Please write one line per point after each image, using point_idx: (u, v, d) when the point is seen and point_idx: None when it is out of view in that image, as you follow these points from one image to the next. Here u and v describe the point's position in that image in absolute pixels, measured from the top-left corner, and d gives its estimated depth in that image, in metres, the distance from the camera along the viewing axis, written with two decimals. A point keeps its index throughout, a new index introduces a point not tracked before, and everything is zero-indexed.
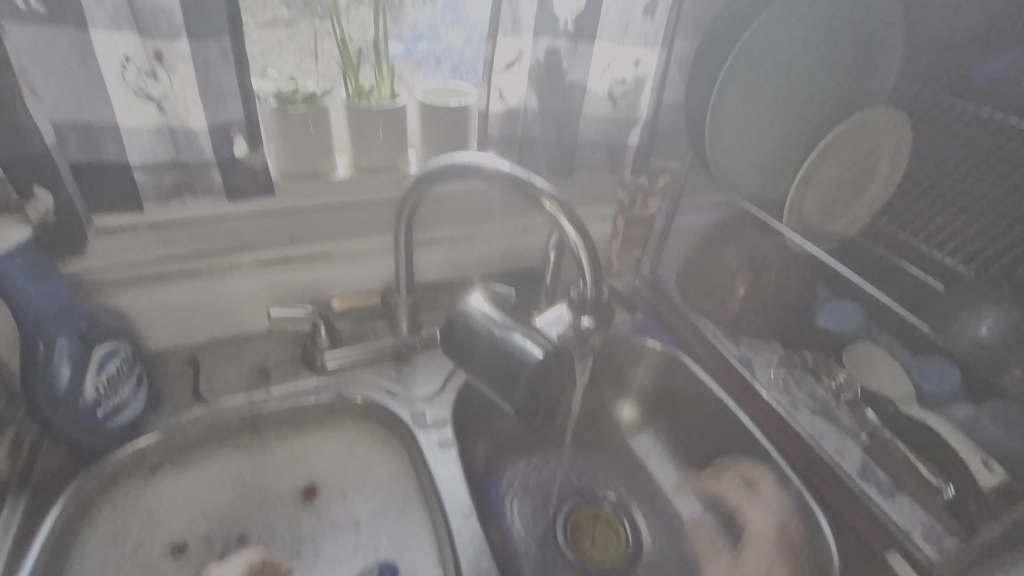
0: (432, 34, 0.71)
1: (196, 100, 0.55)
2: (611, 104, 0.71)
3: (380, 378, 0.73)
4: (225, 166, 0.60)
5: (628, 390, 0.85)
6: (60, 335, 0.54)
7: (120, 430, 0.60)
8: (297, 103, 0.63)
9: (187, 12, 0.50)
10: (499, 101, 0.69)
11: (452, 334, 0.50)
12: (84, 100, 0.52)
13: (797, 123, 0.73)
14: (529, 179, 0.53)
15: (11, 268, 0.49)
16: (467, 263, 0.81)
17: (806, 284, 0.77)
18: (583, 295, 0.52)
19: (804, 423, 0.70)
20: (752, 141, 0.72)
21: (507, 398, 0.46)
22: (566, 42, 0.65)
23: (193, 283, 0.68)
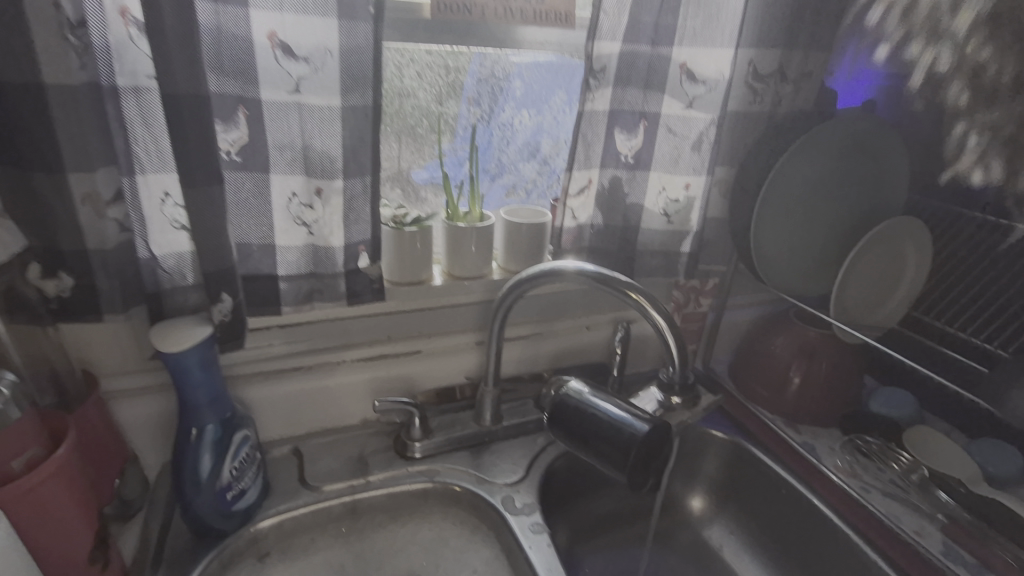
0: (514, 167, 0.87)
1: (340, 224, 0.68)
2: (666, 219, 0.83)
3: (468, 466, 0.78)
4: (351, 276, 0.71)
5: (697, 480, 0.88)
6: (209, 423, 0.62)
7: (240, 514, 0.65)
8: (408, 225, 0.75)
9: (345, 158, 0.64)
10: (573, 221, 0.80)
11: (561, 414, 0.59)
12: (254, 225, 0.65)
13: (823, 233, 0.87)
14: (616, 277, 0.63)
15: (189, 359, 0.59)
16: (540, 358, 0.90)
17: (856, 372, 0.84)
18: (673, 378, 0.62)
19: (880, 506, 0.73)
20: (788, 249, 0.86)
21: (620, 468, 0.54)
22: (626, 171, 0.79)
23: (307, 377, 0.77)
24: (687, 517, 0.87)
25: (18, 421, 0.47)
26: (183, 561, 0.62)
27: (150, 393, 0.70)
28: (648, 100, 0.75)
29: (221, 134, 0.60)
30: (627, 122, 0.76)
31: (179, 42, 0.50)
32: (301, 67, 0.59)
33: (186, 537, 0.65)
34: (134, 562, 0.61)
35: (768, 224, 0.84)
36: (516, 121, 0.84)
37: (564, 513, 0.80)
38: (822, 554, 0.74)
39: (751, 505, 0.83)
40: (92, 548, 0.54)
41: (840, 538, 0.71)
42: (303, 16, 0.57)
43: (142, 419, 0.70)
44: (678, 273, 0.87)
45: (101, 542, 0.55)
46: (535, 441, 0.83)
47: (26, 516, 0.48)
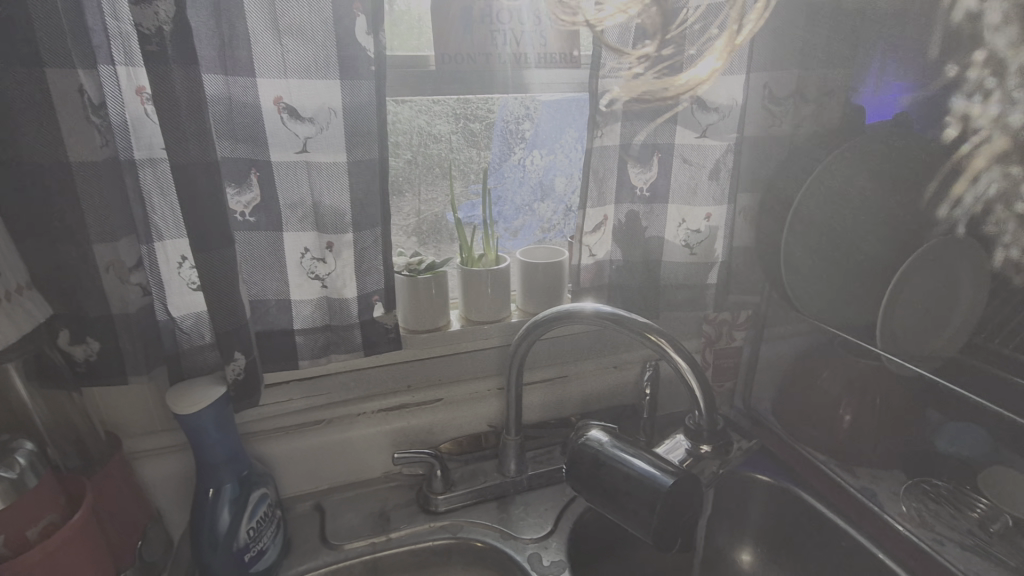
0: (529, 209, 0.86)
1: (352, 275, 0.68)
2: (688, 251, 0.79)
3: (493, 520, 0.75)
4: (365, 326, 0.71)
5: (743, 530, 0.81)
6: (227, 482, 0.62)
7: (258, 575, 0.64)
8: (422, 272, 0.75)
9: (354, 212, 0.65)
10: (589, 257, 0.78)
11: (579, 468, 0.55)
12: (270, 282, 0.66)
13: (862, 257, 0.80)
14: (630, 317, 0.60)
15: (204, 418, 0.59)
16: (566, 401, 0.86)
17: (916, 407, 0.77)
18: (699, 424, 0.57)
19: (956, 559, 0.65)
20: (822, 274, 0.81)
21: (644, 527, 0.50)
22: (643, 205, 0.77)
23: (327, 430, 0.77)
24: (735, 572, 0.80)
25: (34, 488, 0.48)
26: None
27: (174, 452, 0.70)
28: (660, 131, 0.73)
29: (234, 197, 0.61)
30: (639, 156, 0.74)
31: (190, 115, 0.52)
32: (307, 127, 0.61)
33: None
34: None
35: (798, 249, 0.80)
36: (527, 162, 0.84)
37: (595, 567, 0.74)
38: None
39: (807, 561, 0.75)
40: None
41: None
42: (306, 80, 0.59)
43: (165, 478, 0.70)
44: (706, 306, 0.83)
45: None
46: (563, 491, 0.79)
47: None
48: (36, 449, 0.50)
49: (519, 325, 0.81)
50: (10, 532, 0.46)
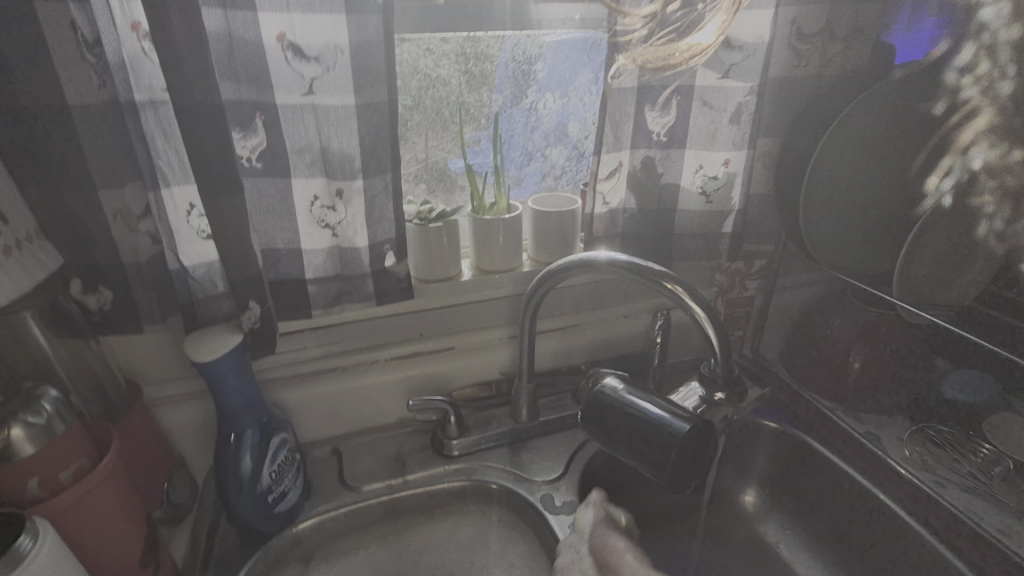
0: (541, 155, 0.84)
1: (363, 224, 0.67)
2: (704, 199, 0.78)
3: (506, 464, 0.77)
4: (378, 276, 0.70)
5: (747, 473, 0.84)
6: (248, 428, 0.63)
7: (282, 515, 0.66)
8: (433, 221, 0.73)
9: (364, 157, 0.63)
10: (604, 206, 0.76)
11: (594, 413, 0.56)
12: (279, 231, 0.65)
13: (882, 204, 0.78)
14: (646, 264, 0.59)
15: (223, 367, 0.59)
16: (576, 350, 0.87)
17: (927, 356, 0.77)
18: (714, 372, 0.58)
19: (956, 502, 0.67)
20: (841, 223, 0.79)
21: (658, 470, 0.51)
22: (659, 150, 0.74)
23: (341, 378, 0.77)
24: (739, 512, 0.83)
25: (63, 435, 0.49)
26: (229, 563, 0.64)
27: (193, 399, 0.72)
28: (680, 71, 0.70)
29: (240, 141, 0.59)
30: (657, 98, 0.71)
31: (191, 53, 0.50)
32: (313, 67, 0.58)
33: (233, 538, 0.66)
34: (185, 564, 0.62)
35: (820, 197, 0.77)
36: (540, 105, 0.80)
37: None
38: (892, 554, 0.69)
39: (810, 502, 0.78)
40: (143, 552, 0.56)
41: (911, 540, 0.66)
42: (310, 15, 0.56)
43: (186, 424, 0.72)
44: (720, 255, 0.82)
45: (152, 546, 0.57)
46: (574, 436, 0.81)
47: (78, 525, 0.49)
48: (60, 396, 0.51)
49: (531, 274, 0.80)
50: (43, 475, 0.48)
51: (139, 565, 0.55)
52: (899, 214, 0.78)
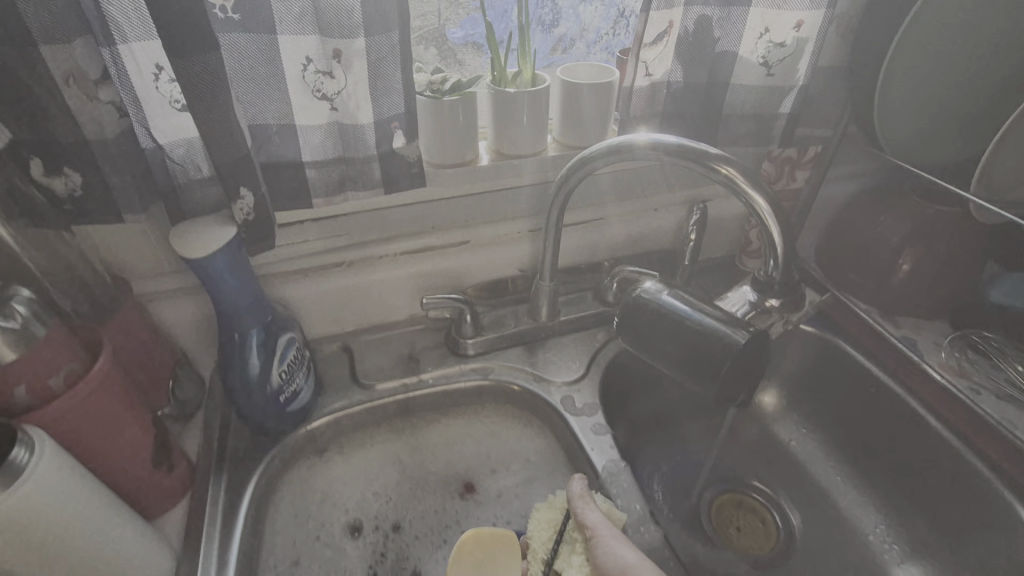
0: (572, 13, 0.70)
1: (366, 96, 0.56)
2: (765, 72, 0.66)
3: (524, 363, 0.74)
4: (385, 160, 0.61)
5: (769, 374, 0.82)
6: (252, 328, 0.59)
7: (296, 414, 0.64)
8: (447, 94, 0.62)
9: (365, 8, 0.51)
10: (645, 78, 0.65)
11: (634, 319, 0.52)
12: (268, 103, 0.55)
13: (974, 82, 0.66)
14: (704, 150, 0.50)
15: (218, 265, 0.53)
16: (601, 246, 0.80)
17: (980, 259, 0.71)
18: (770, 277, 0.52)
19: (991, 409, 0.65)
20: (918, 105, 0.68)
21: (706, 378, 0.48)
22: (718, 8, 0.62)
23: (349, 273, 0.72)
24: (756, 411, 0.82)
25: (47, 338, 0.44)
26: (246, 459, 0.63)
27: (189, 295, 0.66)
28: None
29: None
30: None
31: None
32: None
33: (247, 435, 0.65)
34: (199, 459, 0.61)
35: (901, 73, 0.66)
36: None
37: (623, 408, 0.76)
38: (913, 454, 0.68)
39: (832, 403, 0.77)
40: (154, 452, 0.53)
41: (936, 443, 0.66)
42: None
43: (184, 321, 0.67)
44: (771, 141, 0.73)
45: (163, 445, 0.54)
46: (595, 336, 0.77)
47: (79, 431, 0.46)
48: (36, 296, 0.45)
49: (557, 160, 0.71)
50: (30, 382, 0.43)
51: (152, 465, 0.53)
52: (990, 95, 0.67)
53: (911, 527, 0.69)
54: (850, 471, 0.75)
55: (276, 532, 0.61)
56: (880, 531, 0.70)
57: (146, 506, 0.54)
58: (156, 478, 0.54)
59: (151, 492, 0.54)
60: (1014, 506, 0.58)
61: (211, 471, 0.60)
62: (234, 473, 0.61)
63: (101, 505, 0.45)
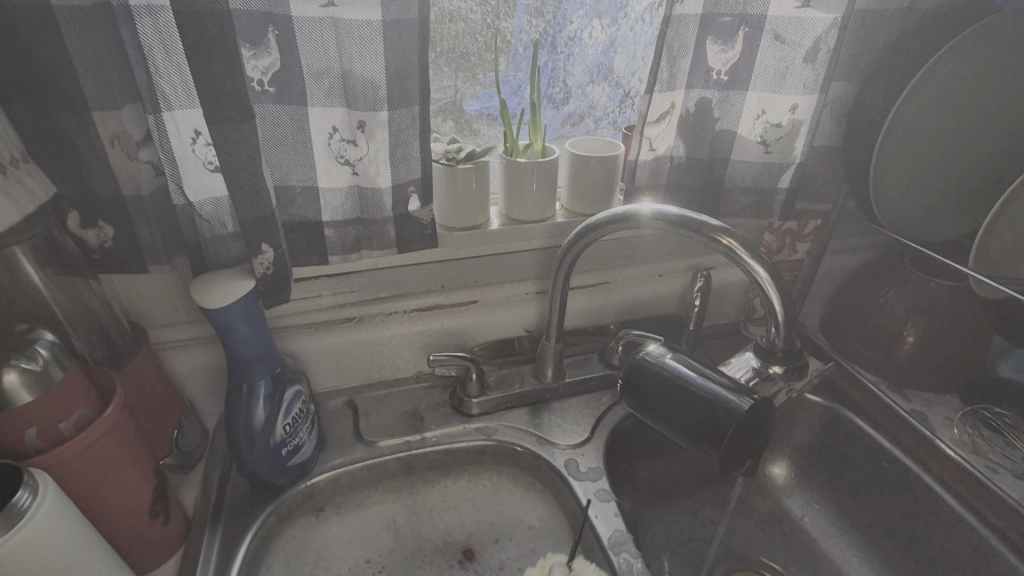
0: (580, 93, 0.76)
1: (386, 162, 0.60)
2: (763, 149, 0.70)
3: (528, 425, 0.73)
4: (400, 221, 0.64)
5: (778, 446, 0.80)
6: (261, 379, 0.59)
7: (296, 468, 0.64)
8: (462, 162, 0.66)
9: (390, 84, 0.55)
10: (649, 152, 0.68)
11: (638, 382, 0.53)
12: (294, 166, 0.59)
13: (962, 161, 0.70)
14: (704, 220, 0.53)
15: (234, 315, 0.55)
16: (606, 309, 0.81)
17: (986, 334, 0.71)
18: (773, 344, 0.53)
19: (1009, 488, 0.63)
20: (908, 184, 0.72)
21: (709, 445, 0.48)
22: (718, 91, 0.66)
23: (358, 329, 0.73)
24: (766, 484, 0.80)
25: (63, 381, 0.45)
26: (242, 514, 0.61)
27: (201, 345, 0.68)
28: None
29: (250, 60, 0.52)
30: (721, 28, 0.62)
31: None
32: None
33: (246, 489, 0.64)
34: (196, 513, 0.60)
35: (892, 155, 0.70)
36: (585, 35, 0.71)
37: (627, 475, 0.74)
38: (931, 535, 0.65)
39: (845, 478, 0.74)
40: (153, 503, 0.53)
41: (954, 524, 0.63)
42: None
43: (194, 371, 0.68)
44: (771, 214, 0.75)
45: (162, 496, 0.54)
46: (599, 399, 0.77)
47: (82, 476, 0.46)
48: (58, 340, 0.47)
49: (565, 226, 0.74)
50: (41, 425, 0.44)
51: (149, 516, 0.52)
52: (979, 174, 0.71)
53: None
54: (867, 553, 0.71)
55: None
56: None
57: (138, 560, 0.53)
58: (151, 530, 0.53)
59: (145, 544, 0.53)
60: None
61: (206, 525, 0.59)
62: (229, 528, 0.60)
63: (93, 554, 0.44)
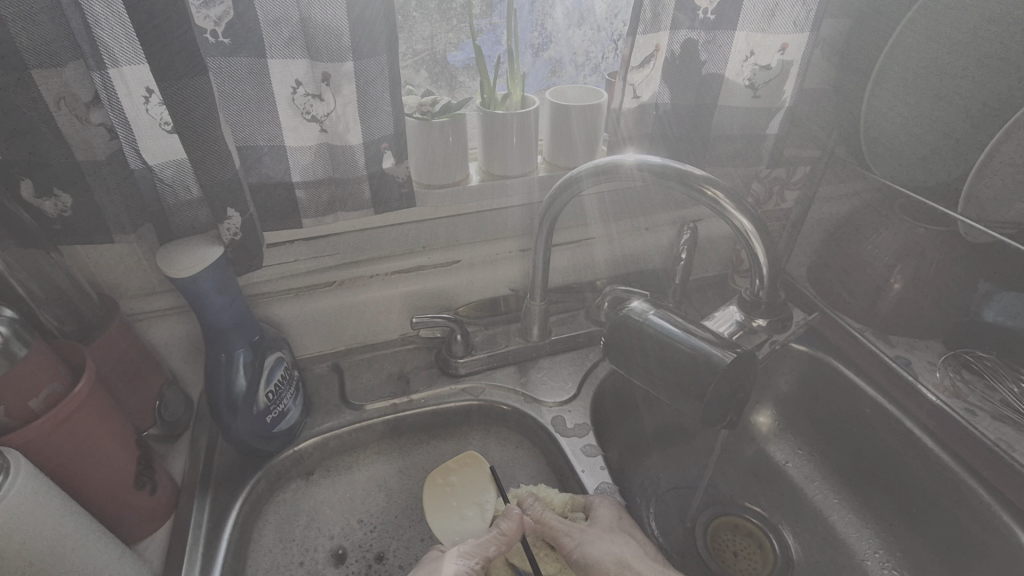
0: (561, 38, 0.72)
1: (356, 117, 0.57)
2: (751, 93, 0.67)
3: (515, 384, 0.73)
4: (375, 180, 0.62)
5: (763, 395, 0.81)
6: (239, 347, 0.58)
7: (282, 435, 0.63)
8: (437, 115, 0.63)
9: (354, 32, 0.52)
10: (634, 100, 0.66)
11: (621, 339, 0.52)
12: (258, 125, 0.56)
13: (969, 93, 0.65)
14: (689, 171, 0.51)
15: (204, 283, 0.53)
16: (592, 264, 0.80)
17: (973, 279, 0.70)
18: (757, 296, 0.52)
19: (988, 431, 0.64)
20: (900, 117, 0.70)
21: (693, 400, 0.48)
22: (705, 32, 0.62)
23: (338, 293, 0.71)
24: (750, 432, 0.82)
25: (29, 357, 0.44)
26: (231, 482, 0.62)
27: (177, 314, 0.66)
28: None
29: (201, 9, 0.48)
30: None
31: None
32: None
33: (233, 457, 0.64)
34: (185, 482, 0.60)
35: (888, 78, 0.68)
36: None
37: (615, 431, 0.75)
38: (909, 478, 0.67)
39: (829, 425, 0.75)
40: (138, 474, 0.53)
41: (932, 466, 0.65)
42: None
43: (172, 340, 0.67)
44: (760, 161, 0.73)
45: (147, 467, 0.54)
46: (586, 356, 0.77)
47: (60, 453, 0.45)
48: (18, 316, 0.45)
49: (547, 180, 0.72)
50: (10, 404, 0.43)
51: (135, 488, 0.52)
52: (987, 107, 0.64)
53: (910, 552, 0.67)
54: (847, 495, 0.73)
55: (259, 558, 0.59)
56: (880, 557, 0.68)
57: (129, 530, 0.53)
58: (138, 501, 0.53)
59: (133, 516, 0.53)
60: (1017, 534, 0.57)
61: (195, 493, 0.59)
62: (219, 496, 0.60)
63: (74, 530, 0.44)
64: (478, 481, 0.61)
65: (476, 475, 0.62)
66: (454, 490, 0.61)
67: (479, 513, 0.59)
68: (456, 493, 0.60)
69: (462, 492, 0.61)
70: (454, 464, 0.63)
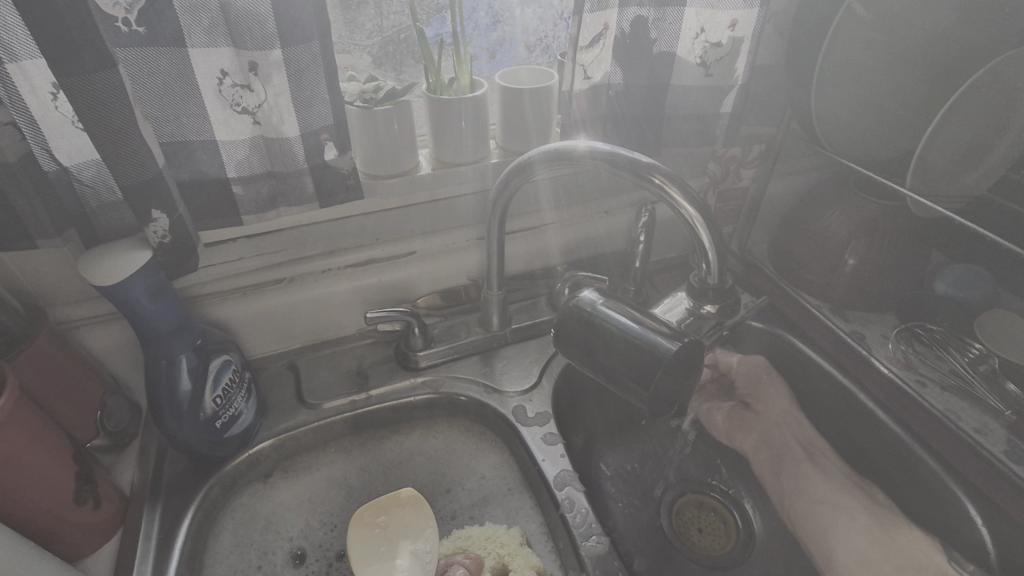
0: (510, 17, 0.69)
1: (289, 108, 0.54)
2: (703, 71, 0.66)
3: (476, 375, 0.72)
4: (317, 172, 0.59)
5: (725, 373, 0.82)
6: (181, 353, 0.56)
7: (235, 439, 0.62)
8: (380, 103, 0.60)
9: (279, 18, 0.49)
10: (584, 81, 0.64)
11: (571, 330, 0.51)
12: (185, 118, 0.52)
13: (928, 57, 0.65)
14: (635, 157, 0.49)
15: (134, 290, 0.50)
16: (552, 250, 0.79)
17: (924, 252, 0.72)
18: (705, 282, 0.52)
19: (936, 401, 0.65)
20: (859, 77, 0.68)
21: (641, 391, 0.48)
22: (653, 9, 0.61)
23: (289, 290, 0.69)
24: None
25: None
26: (182, 490, 0.60)
27: (117, 319, 0.64)
28: None
29: None
30: None
31: None
32: None
33: (185, 464, 0.62)
34: (134, 493, 0.58)
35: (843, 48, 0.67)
36: None
37: (579, 416, 0.75)
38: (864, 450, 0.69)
39: (767, 385, 0.76)
40: (79, 489, 0.51)
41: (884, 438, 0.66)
42: None
43: (114, 347, 0.64)
44: (715, 141, 0.72)
45: (88, 481, 0.52)
46: (548, 343, 0.77)
47: None
48: None
49: (499, 166, 0.70)
50: None
51: (75, 504, 0.50)
52: (944, 72, 0.65)
53: None
54: None
55: (215, 565, 0.58)
56: None
57: (73, 547, 0.52)
58: (81, 517, 0.51)
59: (77, 532, 0.51)
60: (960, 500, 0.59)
61: (144, 504, 0.57)
62: (170, 505, 0.58)
63: (9, 556, 0.42)
64: (409, 523, 0.57)
65: (412, 517, 0.58)
66: (384, 531, 0.57)
67: (415, 562, 0.55)
68: (385, 534, 0.56)
69: (392, 532, 0.57)
70: (387, 502, 0.58)
